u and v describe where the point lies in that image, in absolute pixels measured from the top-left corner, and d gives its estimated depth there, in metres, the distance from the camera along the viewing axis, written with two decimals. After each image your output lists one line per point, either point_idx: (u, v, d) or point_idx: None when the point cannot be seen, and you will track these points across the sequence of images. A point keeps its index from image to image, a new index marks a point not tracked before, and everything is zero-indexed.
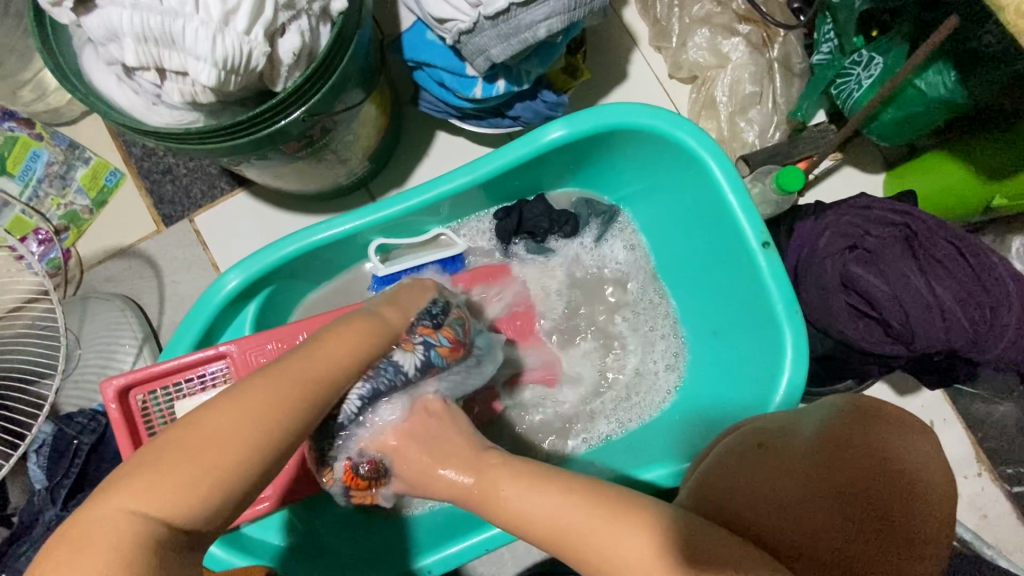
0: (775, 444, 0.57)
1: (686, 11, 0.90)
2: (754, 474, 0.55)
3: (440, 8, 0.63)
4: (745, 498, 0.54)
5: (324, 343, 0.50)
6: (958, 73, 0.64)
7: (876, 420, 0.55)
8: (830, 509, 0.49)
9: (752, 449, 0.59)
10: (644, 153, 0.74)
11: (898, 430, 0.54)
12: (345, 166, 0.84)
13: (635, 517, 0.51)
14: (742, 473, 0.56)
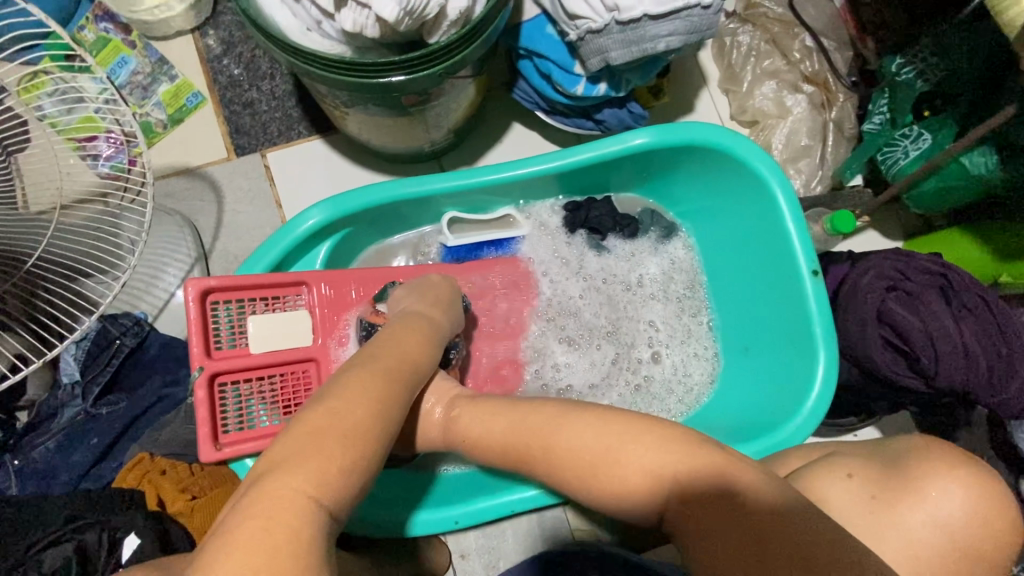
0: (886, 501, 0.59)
1: (758, 63, 1.00)
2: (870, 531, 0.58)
3: (575, 6, 0.70)
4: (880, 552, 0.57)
5: (403, 334, 0.58)
6: (999, 158, 0.76)
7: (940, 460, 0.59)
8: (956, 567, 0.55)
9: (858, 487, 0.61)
10: (712, 171, 0.83)
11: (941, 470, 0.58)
12: (432, 133, 0.88)
13: (756, 514, 0.47)
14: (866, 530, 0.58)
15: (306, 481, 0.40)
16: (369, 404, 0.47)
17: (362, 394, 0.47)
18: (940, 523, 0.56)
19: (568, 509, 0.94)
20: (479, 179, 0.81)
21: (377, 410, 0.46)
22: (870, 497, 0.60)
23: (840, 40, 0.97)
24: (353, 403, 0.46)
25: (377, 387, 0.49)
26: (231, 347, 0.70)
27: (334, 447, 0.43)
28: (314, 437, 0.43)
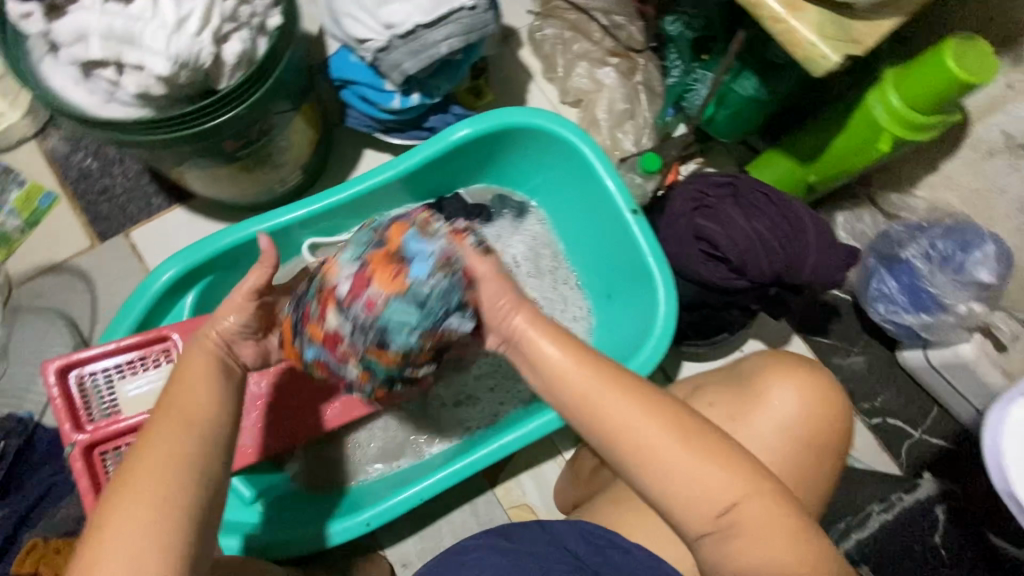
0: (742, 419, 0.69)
1: (568, 49, 1.12)
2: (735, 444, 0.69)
3: (358, 31, 0.77)
4: None
5: (187, 359, 0.55)
6: (758, 78, 0.86)
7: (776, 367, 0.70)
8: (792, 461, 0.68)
9: (720, 412, 0.70)
10: (533, 147, 0.92)
11: (794, 373, 0.69)
12: (278, 173, 0.94)
13: (698, 447, 0.48)
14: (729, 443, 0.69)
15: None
16: (160, 460, 0.47)
17: (161, 450, 0.48)
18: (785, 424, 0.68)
19: (496, 491, 0.97)
20: (322, 205, 0.87)
21: (170, 463, 0.47)
22: (730, 418, 0.70)
23: (630, 13, 1.10)
24: (155, 448, 0.48)
25: (164, 452, 0.48)
26: (105, 417, 0.72)
27: (131, 516, 0.45)
28: (114, 544, 0.44)
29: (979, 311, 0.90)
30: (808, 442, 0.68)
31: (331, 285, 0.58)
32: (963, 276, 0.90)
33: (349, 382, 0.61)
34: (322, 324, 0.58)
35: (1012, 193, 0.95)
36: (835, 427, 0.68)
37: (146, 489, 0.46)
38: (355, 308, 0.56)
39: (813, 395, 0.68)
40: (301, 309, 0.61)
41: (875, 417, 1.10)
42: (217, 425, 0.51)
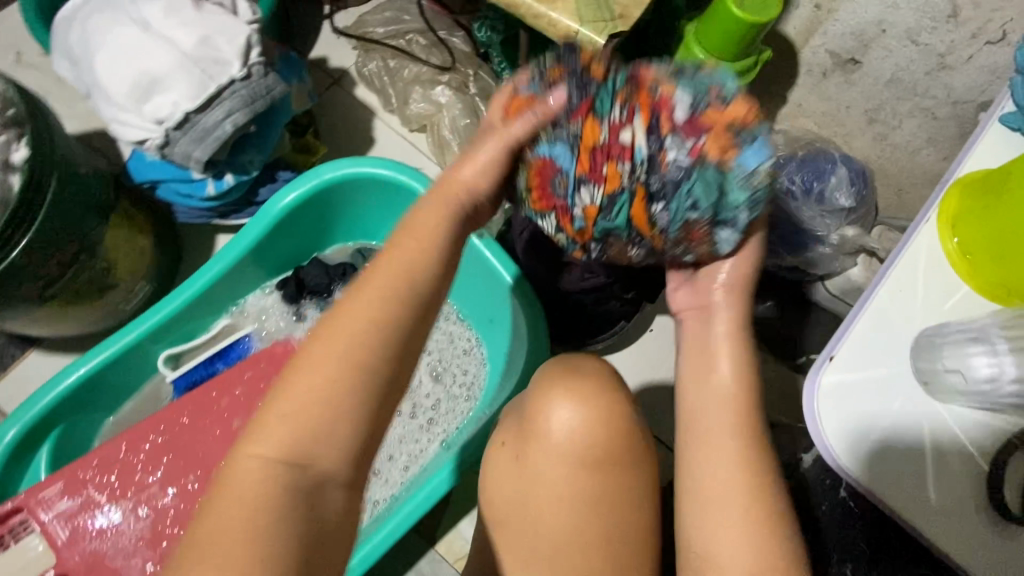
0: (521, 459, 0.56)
1: (398, 77, 1.08)
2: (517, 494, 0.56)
3: (132, 133, 0.72)
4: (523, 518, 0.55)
5: (350, 299, 0.44)
6: None
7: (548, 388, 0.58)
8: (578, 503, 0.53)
9: (507, 453, 0.58)
10: (369, 196, 0.90)
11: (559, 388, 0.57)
12: (118, 293, 0.89)
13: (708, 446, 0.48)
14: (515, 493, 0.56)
15: (270, 449, 0.41)
16: (340, 372, 0.42)
17: (325, 376, 0.42)
18: (564, 451, 0.54)
19: (437, 549, 0.92)
20: (167, 308, 0.83)
21: (344, 386, 0.42)
22: (518, 457, 0.57)
23: (447, 27, 1.07)
24: (308, 376, 0.42)
25: (364, 337, 0.43)
26: None
27: (241, 493, 0.40)
28: (296, 400, 0.42)
29: (853, 236, 0.89)
30: (593, 462, 0.54)
31: (626, 113, 0.46)
32: (825, 204, 0.89)
33: (567, 210, 0.52)
34: (596, 155, 0.47)
35: (857, 107, 0.94)
36: (623, 426, 0.55)
37: (307, 413, 0.42)
38: (672, 142, 0.44)
39: (584, 399, 0.55)
40: (525, 180, 0.52)
41: (800, 357, 1.05)
42: (368, 375, 0.42)
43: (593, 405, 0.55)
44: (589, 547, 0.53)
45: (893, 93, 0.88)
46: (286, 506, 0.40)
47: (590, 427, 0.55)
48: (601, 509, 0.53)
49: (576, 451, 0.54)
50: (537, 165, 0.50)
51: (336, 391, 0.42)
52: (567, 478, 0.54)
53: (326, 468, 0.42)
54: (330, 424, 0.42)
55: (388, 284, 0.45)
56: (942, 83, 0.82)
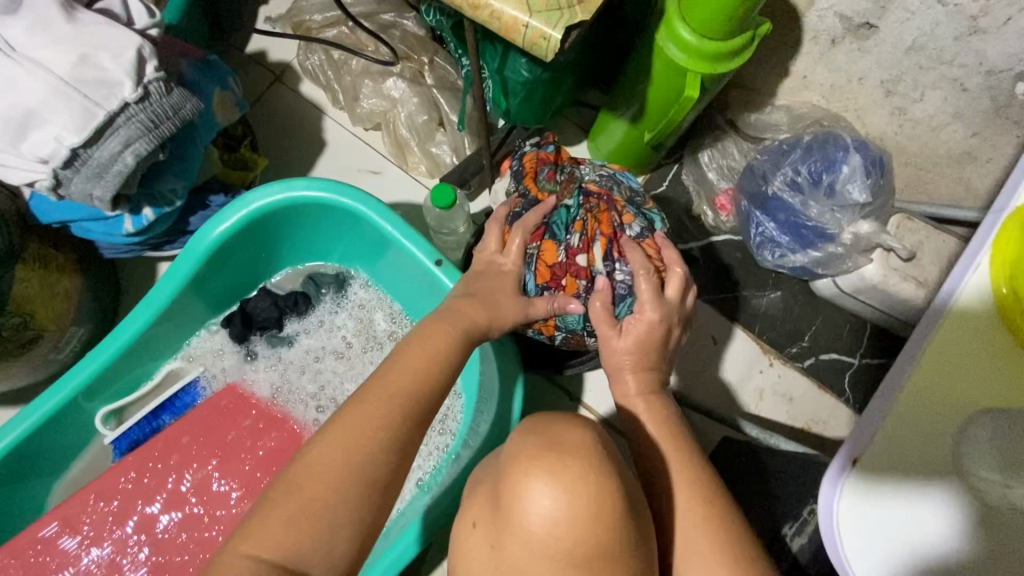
0: (500, 548, 0.46)
1: (346, 70, 0.96)
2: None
3: (17, 176, 0.62)
4: None
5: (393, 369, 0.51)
6: (527, 57, 0.70)
7: (542, 458, 0.46)
8: None
9: (480, 536, 0.48)
10: (310, 216, 0.78)
11: (552, 462, 0.45)
12: (44, 343, 0.79)
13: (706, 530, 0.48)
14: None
15: (262, 548, 0.42)
16: (352, 446, 0.46)
17: (328, 463, 0.45)
18: (540, 544, 0.44)
19: None
20: (94, 363, 0.74)
21: (348, 468, 0.45)
22: (490, 548, 0.47)
23: (396, 7, 0.93)
24: (337, 453, 0.45)
25: (379, 439, 0.47)
26: None
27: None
28: (297, 505, 0.43)
29: (867, 231, 0.77)
30: (584, 559, 0.44)
31: (584, 240, 0.65)
32: (837, 198, 0.78)
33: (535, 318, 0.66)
34: (558, 276, 0.65)
35: (871, 78, 0.81)
36: (613, 512, 0.44)
37: (313, 493, 0.44)
38: (620, 266, 0.64)
39: (567, 481, 0.44)
40: (536, 253, 0.65)
41: (807, 359, 0.96)
42: (378, 454, 0.46)
43: (586, 485, 0.44)
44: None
45: (914, 62, 0.75)
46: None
47: (580, 513, 0.44)
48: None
49: (560, 545, 0.44)
50: (544, 258, 0.65)
51: (344, 480, 0.45)
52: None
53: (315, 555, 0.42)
54: (331, 532, 0.43)
55: (559, 456, 0.45)
56: (974, 49, 0.69)
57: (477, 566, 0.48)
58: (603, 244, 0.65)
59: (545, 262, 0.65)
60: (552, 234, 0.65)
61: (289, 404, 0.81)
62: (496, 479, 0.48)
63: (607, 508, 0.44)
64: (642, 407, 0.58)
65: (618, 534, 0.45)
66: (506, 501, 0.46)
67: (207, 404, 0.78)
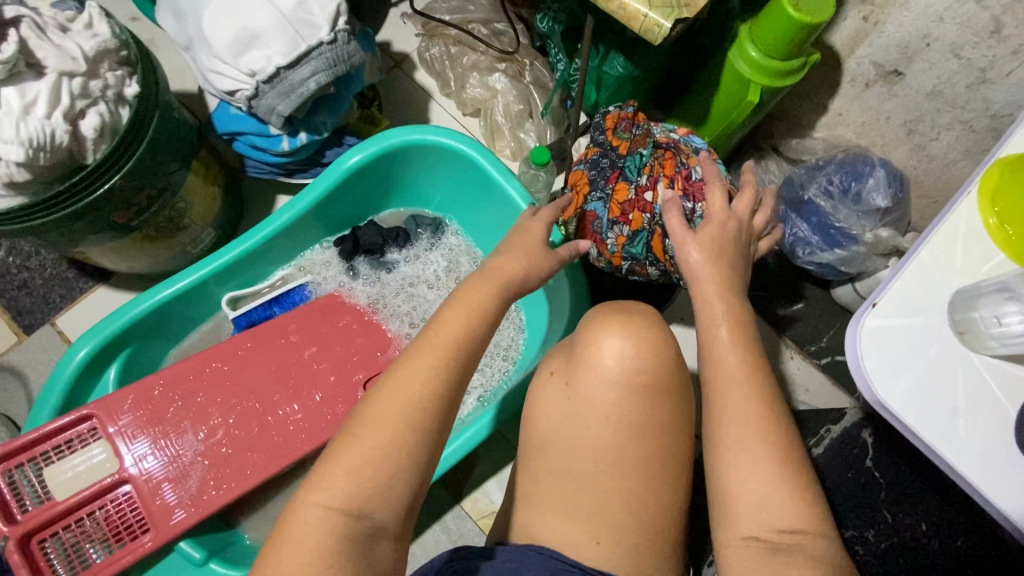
0: (576, 384, 0.62)
1: (458, 63, 1.15)
2: (568, 423, 0.62)
3: (226, 84, 0.80)
4: (576, 446, 0.61)
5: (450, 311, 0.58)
6: (624, 56, 0.88)
7: (611, 317, 0.65)
8: (628, 434, 0.60)
9: (558, 381, 0.64)
10: (428, 162, 0.95)
11: (622, 321, 0.64)
12: (187, 235, 0.94)
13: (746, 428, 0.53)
14: (568, 422, 0.62)
15: (331, 498, 0.47)
16: (400, 414, 0.51)
17: (382, 430, 0.50)
18: (614, 378, 0.61)
19: (462, 505, 0.97)
20: (234, 252, 0.88)
21: (399, 436, 0.50)
22: (566, 384, 0.63)
23: (508, 19, 1.14)
24: (385, 410, 0.51)
25: (424, 394, 0.52)
26: (38, 506, 0.73)
27: (302, 540, 0.46)
28: (357, 458, 0.49)
29: (887, 237, 0.92)
30: (640, 388, 0.61)
31: (651, 181, 0.81)
32: (863, 206, 0.93)
33: (603, 241, 0.83)
34: (626, 208, 0.80)
35: (896, 118, 0.98)
36: (668, 357, 0.63)
37: (372, 456, 0.49)
38: (684, 202, 0.79)
39: (632, 334, 0.62)
40: (612, 192, 0.81)
41: (823, 358, 1.08)
42: (422, 417, 0.51)
43: (647, 340, 0.62)
44: (626, 468, 0.60)
45: (933, 105, 0.92)
46: (346, 550, 0.46)
47: (644, 359, 0.61)
48: (646, 434, 0.60)
49: (627, 378, 0.61)
50: (617, 192, 0.81)
51: (390, 448, 0.50)
52: (616, 403, 0.61)
53: (376, 511, 0.48)
54: (389, 483, 0.49)
55: (625, 321, 0.64)
56: (982, 97, 0.86)
57: (552, 405, 0.63)
58: (669, 182, 0.80)
59: (617, 196, 0.81)
60: (625, 173, 0.81)
61: (380, 317, 0.94)
62: (574, 342, 0.66)
63: (662, 357, 0.62)
64: (719, 307, 0.60)
65: (667, 377, 0.62)
66: (584, 353, 0.63)
67: (316, 303, 0.92)
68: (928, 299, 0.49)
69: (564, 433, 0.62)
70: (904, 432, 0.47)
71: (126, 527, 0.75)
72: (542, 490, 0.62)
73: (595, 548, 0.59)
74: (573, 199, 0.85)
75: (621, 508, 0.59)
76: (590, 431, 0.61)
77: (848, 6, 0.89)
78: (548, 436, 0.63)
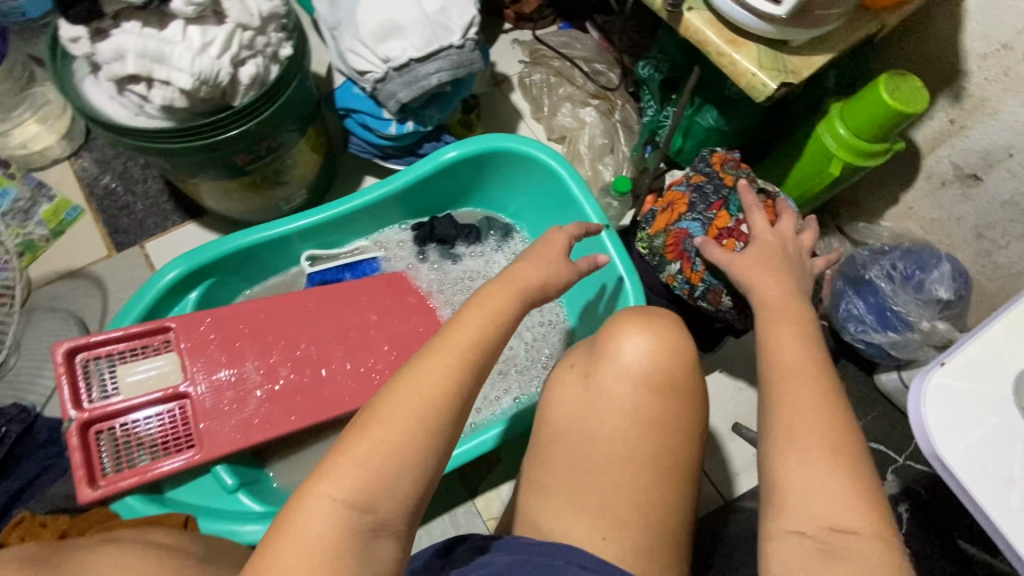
0: (593, 375, 0.61)
1: (553, 92, 1.24)
2: (582, 416, 0.60)
3: (360, 64, 0.88)
4: (587, 442, 0.59)
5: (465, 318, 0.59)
6: (717, 111, 0.94)
7: (640, 316, 0.63)
8: (645, 432, 0.58)
9: (576, 369, 0.63)
10: (513, 169, 1.02)
11: (644, 320, 0.62)
12: (284, 190, 1.02)
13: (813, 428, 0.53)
14: (581, 415, 0.60)
15: (338, 490, 0.48)
16: (415, 414, 0.52)
17: (398, 426, 0.51)
18: (633, 374, 0.59)
19: (475, 502, 0.98)
20: (319, 216, 0.94)
21: (415, 432, 0.51)
22: (584, 375, 0.62)
23: (609, 61, 1.23)
24: (398, 407, 0.52)
25: (441, 393, 0.53)
26: (104, 399, 0.77)
27: (306, 541, 0.46)
28: (368, 452, 0.50)
29: (943, 329, 0.93)
30: (659, 385, 0.59)
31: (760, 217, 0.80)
32: (923, 294, 0.95)
33: (689, 261, 0.80)
34: (724, 234, 0.79)
35: (968, 221, 1.00)
36: (688, 359, 0.61)
37: (388, 453, 0.50)
38: None
39: (653, 330, 0.61)
40: (712, 216, 0.80)
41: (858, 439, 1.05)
42: (438, 414, 0.52)
43: (670, 339, 0.61)
44: (641, 467, 0.57)
45: (1006, 215, 0.95)
46: (348, 542, 0.47)
47: (665, 360, 0.60)
48: (661, 434, 0.58)
49: (646, 374, 0.59)
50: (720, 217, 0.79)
51: (407, 443, 0.51)
52: (634, 400, 0.59)
53: (379, 509, 0.49)
54: (392, 481, 0.50)
55: (646, 322, 0.62)
56: None
57: (567, 395, 0.62)
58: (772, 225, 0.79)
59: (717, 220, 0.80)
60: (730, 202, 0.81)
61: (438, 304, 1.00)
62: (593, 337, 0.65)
63: (681, 360, 0.60)
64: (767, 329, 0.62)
65: (687, 379, 0.60)
66: (604, 347, 0.62)
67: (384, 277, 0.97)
68: (995, 370, 0.51)
69: (576, 428, 0.60)
70: (955, 490, 0.49)
71: (175, 438, 0.78)
72: (553, 480, 0.59)
73: (601, 544, 0.56)
74: (665, 214, 0.84)
75: (629, 505, 0.57)
76: (603, 427, 0.59)
77: (938, 106, 0.93)
78: (558, 431, 0.61)
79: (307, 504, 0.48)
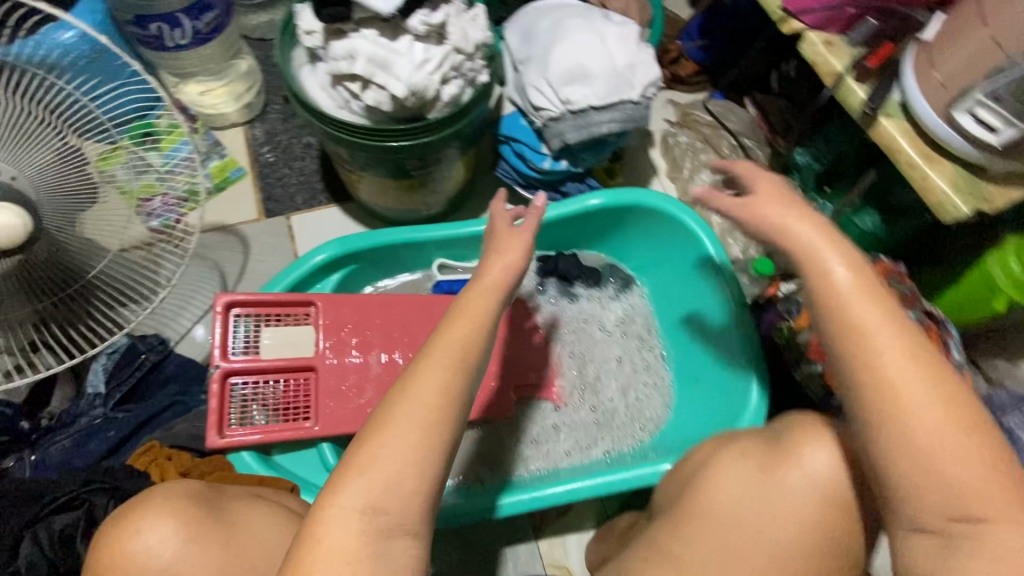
0: (774, 473, 0.67)
1: (696, 157, 1.24)
2: (755, 504, 0.67)
3: (539, 100, 0.93)
4: (752, 528, 0.66)
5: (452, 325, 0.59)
6: (881, 217, 0.93)
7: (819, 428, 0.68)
8: (810, 534, 0.65)
9: (753, 461, 0.69)
10: (651, 226, 1.02)
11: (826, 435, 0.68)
12: (430, 198, 1.08)
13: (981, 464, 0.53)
14: (749, 503, 0.67)
15: (355, 499, 0.52)
16: (419, 433, 0.54)
17: (401, 446, 0.53)
18: (817, 484, 0.65)
19: (539, 544, 0.97)
20: (448, 229, 0.96)
21: (421, 449, 0.53)
22: (760, 469, 0.68)
23: (759, 139, 1.22)
24: (398, 421, 0.54)
25: (439, 409, 0.55)
26: (243, 353, 0.83)
27: (333, 544, 0.51)
28: (379, 467, 0.53)
29: None
30: (838, 501, 0.65)
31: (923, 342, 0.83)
32: None
33: None
34: None
35: None
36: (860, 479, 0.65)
37: (399, 470, 0.53)
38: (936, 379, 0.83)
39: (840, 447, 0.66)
40: None
41: None
42: (442, 427, 0.54)
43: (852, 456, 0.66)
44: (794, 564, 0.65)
45: None
46: (367, 543, 0.51)
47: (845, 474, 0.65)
48: (824, 544, 0.65)
49: (828, 487, 0.65)
50: None
51: (420, 456, 0.53)
52: (812, 507, 0.65)
53: (394, 512, 0.53)
54: (398, 479, 0.53)
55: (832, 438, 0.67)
56: None
57: (737, 479, 0.68)
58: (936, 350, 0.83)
59: None
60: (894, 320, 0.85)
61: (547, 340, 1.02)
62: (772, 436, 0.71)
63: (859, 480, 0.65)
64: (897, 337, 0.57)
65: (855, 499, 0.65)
66: (791, 452, 0.68)
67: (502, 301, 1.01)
68: None
69: (744, 513, 0.67)
70: None
71: (295, 407, 0.83)
72: (693, 554, 0.67)
73: None
74: None
75: None
76: (772, 518, 0.66)
77: None
78: (727, 512, 0.68)
79: (327, 510, 0.52)
